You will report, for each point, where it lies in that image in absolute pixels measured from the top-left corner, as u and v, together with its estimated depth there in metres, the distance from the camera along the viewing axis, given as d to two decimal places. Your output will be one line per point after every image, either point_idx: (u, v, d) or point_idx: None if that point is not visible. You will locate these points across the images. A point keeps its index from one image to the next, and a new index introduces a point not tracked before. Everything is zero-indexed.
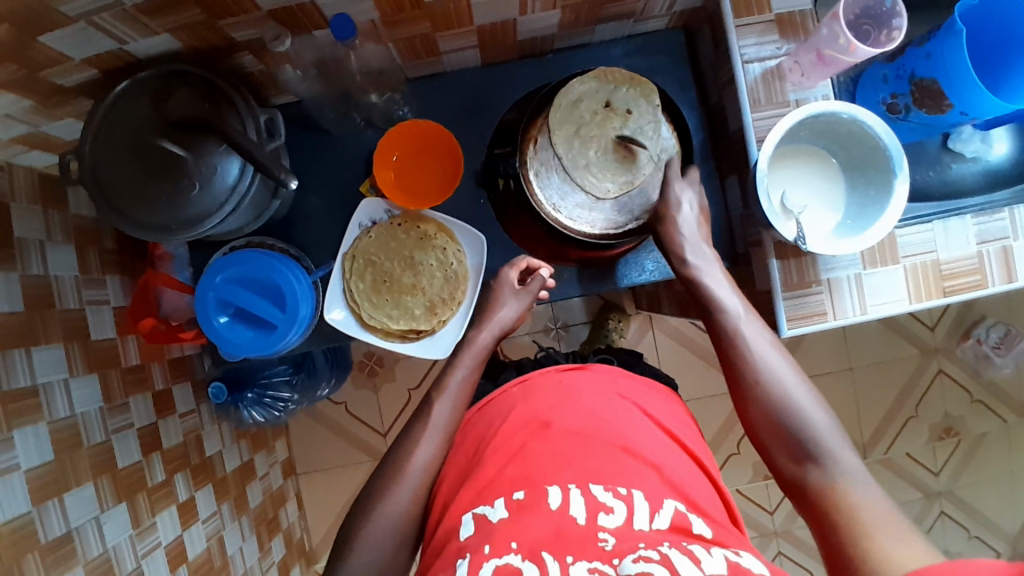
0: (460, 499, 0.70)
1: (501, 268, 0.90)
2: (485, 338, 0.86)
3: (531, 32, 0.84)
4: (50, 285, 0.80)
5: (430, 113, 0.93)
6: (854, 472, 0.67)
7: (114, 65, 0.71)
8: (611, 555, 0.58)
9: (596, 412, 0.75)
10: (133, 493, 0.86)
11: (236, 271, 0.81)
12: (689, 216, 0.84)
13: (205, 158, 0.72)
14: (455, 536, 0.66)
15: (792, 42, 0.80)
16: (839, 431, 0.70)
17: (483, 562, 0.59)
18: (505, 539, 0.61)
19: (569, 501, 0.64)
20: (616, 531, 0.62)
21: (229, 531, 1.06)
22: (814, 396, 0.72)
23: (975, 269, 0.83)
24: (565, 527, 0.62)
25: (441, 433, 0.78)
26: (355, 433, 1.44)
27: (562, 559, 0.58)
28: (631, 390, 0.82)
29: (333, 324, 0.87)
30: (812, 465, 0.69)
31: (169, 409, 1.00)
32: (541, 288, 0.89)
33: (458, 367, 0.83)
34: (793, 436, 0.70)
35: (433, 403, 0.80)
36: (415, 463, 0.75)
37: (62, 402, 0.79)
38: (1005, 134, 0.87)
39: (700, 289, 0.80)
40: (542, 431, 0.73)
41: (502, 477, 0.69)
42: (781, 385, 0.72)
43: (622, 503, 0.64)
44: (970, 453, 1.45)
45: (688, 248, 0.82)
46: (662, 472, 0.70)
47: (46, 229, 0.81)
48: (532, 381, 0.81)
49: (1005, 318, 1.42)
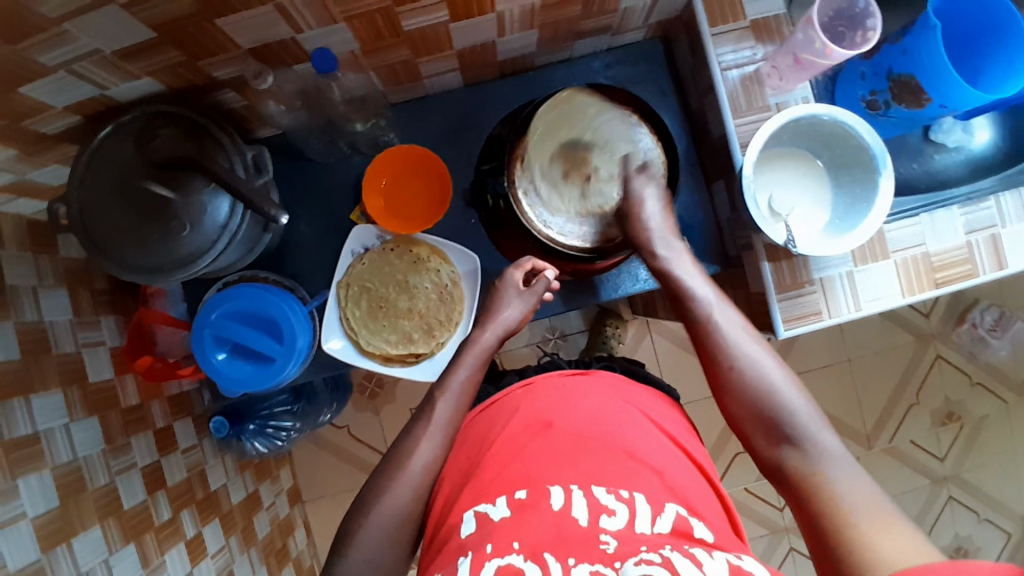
0: (460, 499, 0.69)
1: (506, 269, 0.89)
2: (487, 338, 0.85)
3: (511, 51, 0.85)
4: (45, 331, 0.80)
5: (414, 137, 0.93)
6: (832, 452, 0.67)
7: (97, 110, 0.72)
8: (614, 558, 0.60)
9: (598, 414, 0.75)
10: (140, 534, 0.86)
11: (233, 307, 0.81)
12: (655, 209, 0.83)
13: (195, 198, 0.72)
14: (457, 533, 0.66)
15: (767, 45, 0.81)
16: (816, 413, 0.70)
17: (486, 561, 0.60)
18: (507, 540, 0.61)
19: (571, 503, 0.64)
20: (618, 534, 0.62)
21: (239, 564, 1.06)
22: (792, 379, 0.73)
23: (965, 259, 0.83)
24: (565, 529, 0.62)
25: (443, 431, 0.78)
26: (359, 456, 1.44)
27: (564, 561, 0.59)
28: (633, 395, 0.82)
29: (332, 352, 0.86)
30: (789, 446, 0.69)
31: (171, 445, 1.00)
32: (547, 290, 0.88)
33: (460, 367, 0.83)
34: (768, 418, 0.70)
35: (436, 401, 0.80)
36: (417, 462, 0.74)
37: (64, 447, 0.78)
38: (986, 122, 0.88)
39: (673, 282, 0.81)
40: (543, 431, 0.73)
41: (503, 478, 0.68)
42: (756, 370, 0.73)
43: (624, 506, 0.64)
44: (973, 436, 1.45)
45: (657, 242, 0.82)
46: (662, 474, 0.70)
47: (37, 275, 0.81)
48: (536, 385, 0.80)
49: (998, 300, 1.43)
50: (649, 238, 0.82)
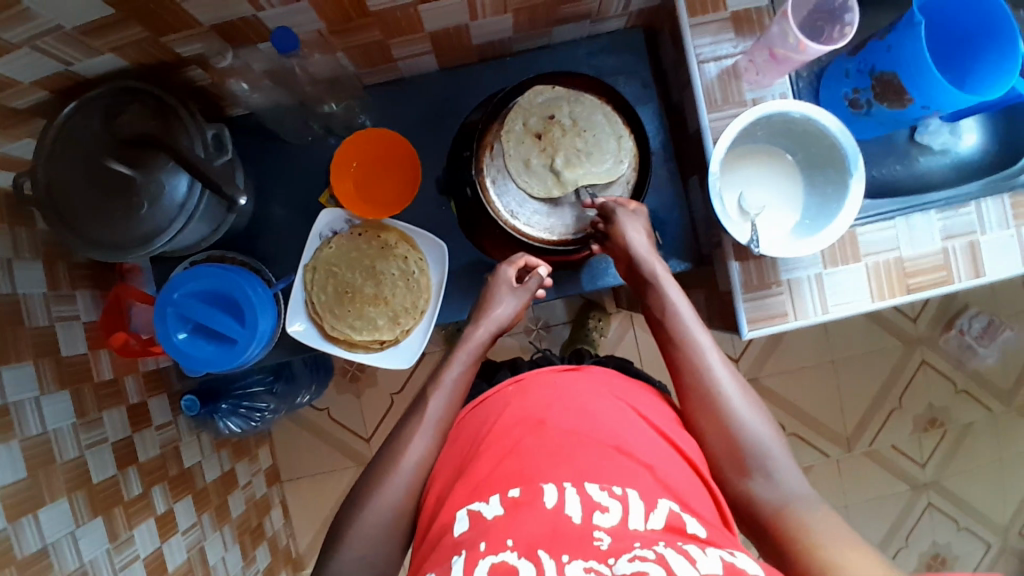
0: (454, 495, 0.65)
1: (498, 265, 0.84)
2: (480, 335, 0.80)
3: (486, 36, 0.84)
4: (19, 303, 0.81)
5: (389, 121, 0.92)
6: (801, 494, 0.65)
7: (64, 85, 0.71)
8: (607, 554, 0.54)
9: (595, 413, 0.70)
10: (109, 508, 0.87)
11: (196, 287, 0.81)
12: (637, 239, 0.80)
13: (154, 176, 0.71)
14: (449, 531, 0.62)
15: (748, 38, 0.79)
16: (785, 450, 0.68)
17: (480, 558, 0.55)
18: (500, 536, 0.57)
19: (565, 500, 0.60)
20: (612, 531, 0.57)
21: (211, 540, 1.08)
22: (762, 415, 0.71)
23: (940, 265, 0.82)
24: (561, 526, 0.57)
25: (435, 427, 0.74)
26: (339, 438, 1.44)
27: (557, 559, 0.54)
28: (626, 391, 0.76)
29: (294, 336, 0.85)
30: (758, 479, 0.67)
31: (145, 421, 1.01)
32: (539, 287, 0.84)
33: (453, 364, 0.78)
34: (741, 451, 0.68)
35: (428, 398, 0.76)
36: (409, 458, 0.71)
37: (33, 420, 0.79)
38: (974, 125, 0.87)
39: (655, 301, 0.78)
40: (536, 429, 0.69)
41: (495, 476, 0.64)
42: (727, 403, 0.71)
43: (617, 503, 0.60)
44: (956, 444, 1.44)
45: (648, 263, 0.79)
46: (654, 471, 0.65)
47: (12, 248, 0.81)
48: (527, 381, 0.76)
49: (988, 308, 1.41)
50: (639, 260, 0.79)
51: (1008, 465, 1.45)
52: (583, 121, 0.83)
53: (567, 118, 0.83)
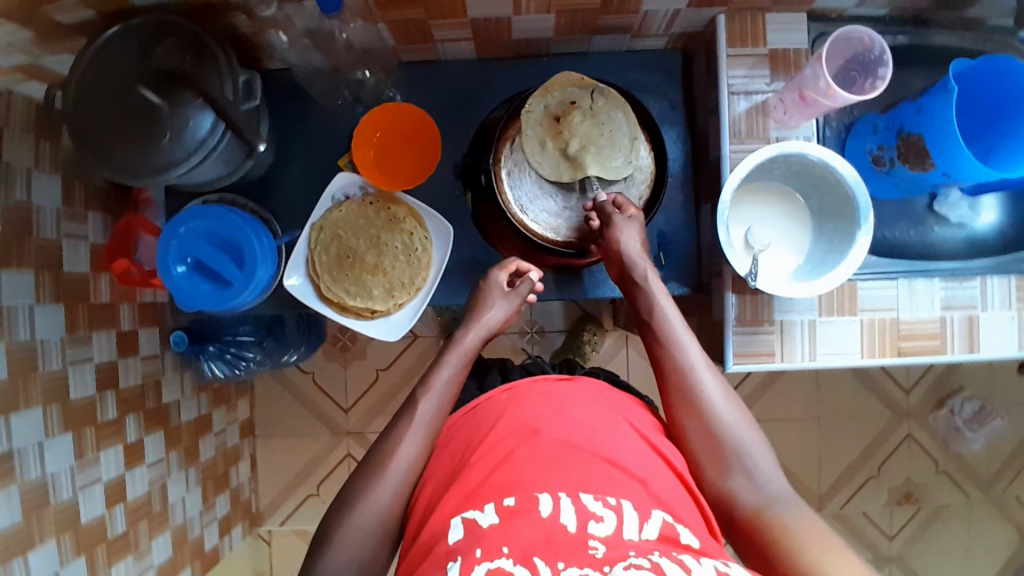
0: (445, 503, 0.62)
1: (489, 270, 0.87)
2: (471, 339, 0.81)
3: (526, 33, 0.85)
4: (31, 213, 0.82)
5: (419, 98, 0.94)
6: (781, 490, 0.66)
7: (112, 9, 0.73)
8: (603, 562, 0.53)
9: (588, 423, 0.68)
10: (80, 426, 0.88)
11: (202, 226, 0.82)
12: (630, 238, 0.81)
13: (181, 110, 0.73)
14: (443, 539, 0.59)
15: (781, 78, 0.80)
16: (765, 447, 0.69)
17: (475, 564, 0.53)
18: (496, 543, 0.55)
19: (560, 509, 0.58)
20: (606, 540, 0.55)
21: (173, 478, 1.09)
22: (742, 413, 0.71)
23: (935, 334, 0.82)
24: (555, 535, 0.55)
25: (425, 432, 0.71)
26: (318, 405, 1.45)
27: (553, 565, 0.52)
28: (619, 402, 0.74)
29: (289, 290, 0.85)
30: (738, 474, 0.67)
31: (132, 349, 1.02)
32: (530, 292, 0.87)
33: (444, 366, 0.78)
34: (721, 446, 0.69)
35: (418, 401, 0.73)
36: (398, 463, 0.69)
37: (24, 325, 0.80)
38: (994, 204, 0.87)
39: (644, 304, 0.79)
40: (531, 439, 0.65)
41: (489, 483, 0.62)
42: (707, 402, 0.71)
43: (612, 513, 0.58)
44: (927, 523, 1.42)
45: (637, 264, 0.81)
46: (648, 484, 0.63)
47: (35, 159, 0.83)
48: (520, 390, 0.73)
49: (982, 393, 1.40)
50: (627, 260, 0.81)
51: (977, 553, 1.43)
52: (603, 115, 0.84)
53: (588, 123, 0.83)
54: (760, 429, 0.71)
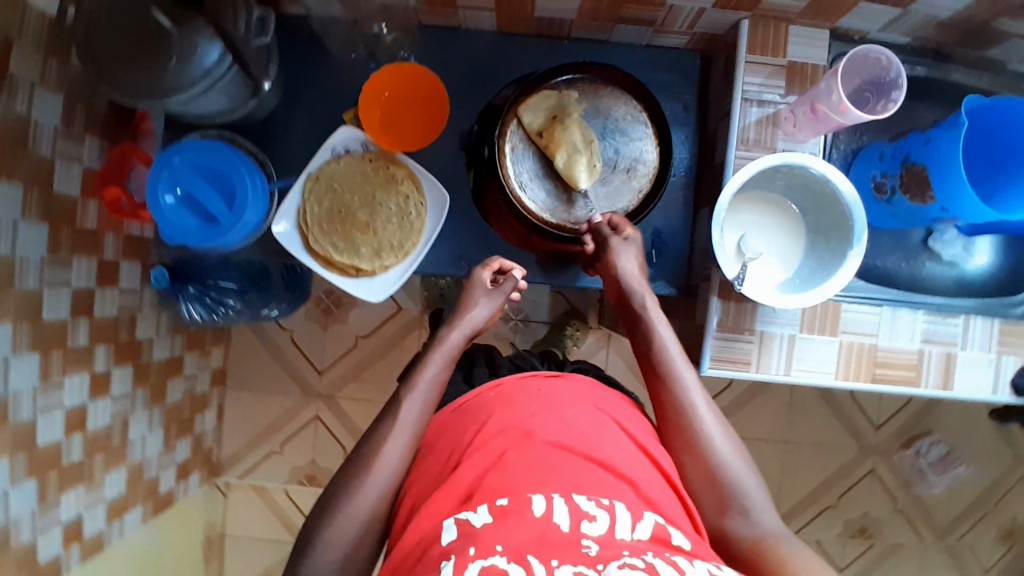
0: (433, 504, 0.60)
1: (473, 270, 0.87)
2: (456, 337, 0.80)
3: (549, 12, 0.84)
4: (28, 127, 0.81)
5: (434, 64, 0.93)
6: (779, 529, 0.66)
7: None
8: (597, 560, 0.51)
9: (577, 423, 0.67)
10: (49, 348, 0.87)
11: (196, 159, 0.81)
12: (627, 263, 0.81)
13: (190, 36, 0.71)
14: (436, 541, 0.56)
15: (796, 93, 0.80)
16: (762, 486, 0.69)
17: (469, 562, 0.51)
18: (490, 541, 0.53)
19: (553, 509, 0.56)
20: (600, 540, 0.54)
21: (136, 415, 1.08)
22: (739, 449, 0.70)
23: (913, 366, 0.82)
24: (548, 534, 0.54)
25: (412, 430, 0.70)
26: (293, 364, 1.44)
27: (548, 563, 0.51)
28: (609, 403, 0.73)
29: (276, 236, 0.84)
30: (737, 514, 0.66)
31: (112, 280, 1.00)
32: (513, 289, 0.87)
33: (428, 363, 0.76)
34: (720, 483, 0.67)
35: (402, 401, 0.72)
36: (386, 463, 0.67)
37: (6, 239, 0.78)
38: (988, 247, 0.87)
39: (644, 335, 0.78)
40: (522, 439, 0.64)
41: (480, 482, 0.60)
42: (707, 440, 0.70)
43: (605, 512, 0.56)
44: (877, 559, 1.44)
45: (636, 287, 0.81)
46: (638, 485, 0.62)
47: (40, 73, 0.81)
48: (508, 388, 0.72)
49: (949, 439, 1.42)
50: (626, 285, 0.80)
51: None
52: (602, 113, 0.86)
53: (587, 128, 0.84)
54: (755, 465, 0.71)
